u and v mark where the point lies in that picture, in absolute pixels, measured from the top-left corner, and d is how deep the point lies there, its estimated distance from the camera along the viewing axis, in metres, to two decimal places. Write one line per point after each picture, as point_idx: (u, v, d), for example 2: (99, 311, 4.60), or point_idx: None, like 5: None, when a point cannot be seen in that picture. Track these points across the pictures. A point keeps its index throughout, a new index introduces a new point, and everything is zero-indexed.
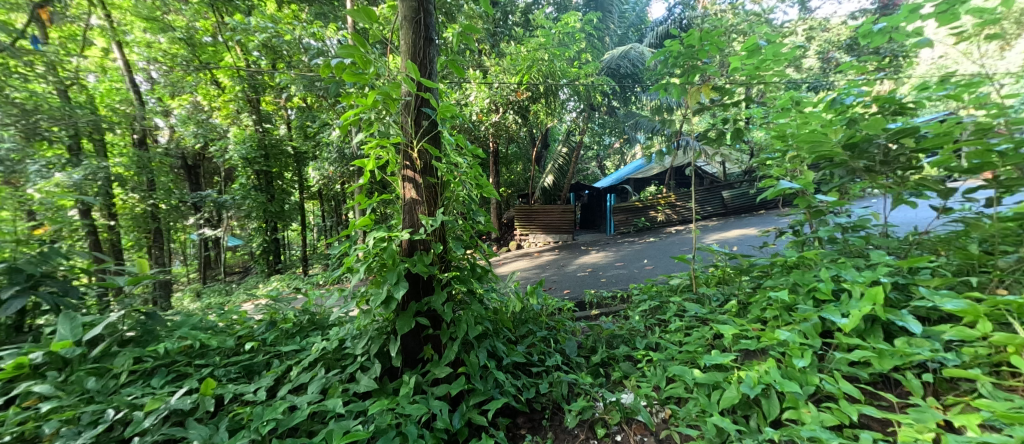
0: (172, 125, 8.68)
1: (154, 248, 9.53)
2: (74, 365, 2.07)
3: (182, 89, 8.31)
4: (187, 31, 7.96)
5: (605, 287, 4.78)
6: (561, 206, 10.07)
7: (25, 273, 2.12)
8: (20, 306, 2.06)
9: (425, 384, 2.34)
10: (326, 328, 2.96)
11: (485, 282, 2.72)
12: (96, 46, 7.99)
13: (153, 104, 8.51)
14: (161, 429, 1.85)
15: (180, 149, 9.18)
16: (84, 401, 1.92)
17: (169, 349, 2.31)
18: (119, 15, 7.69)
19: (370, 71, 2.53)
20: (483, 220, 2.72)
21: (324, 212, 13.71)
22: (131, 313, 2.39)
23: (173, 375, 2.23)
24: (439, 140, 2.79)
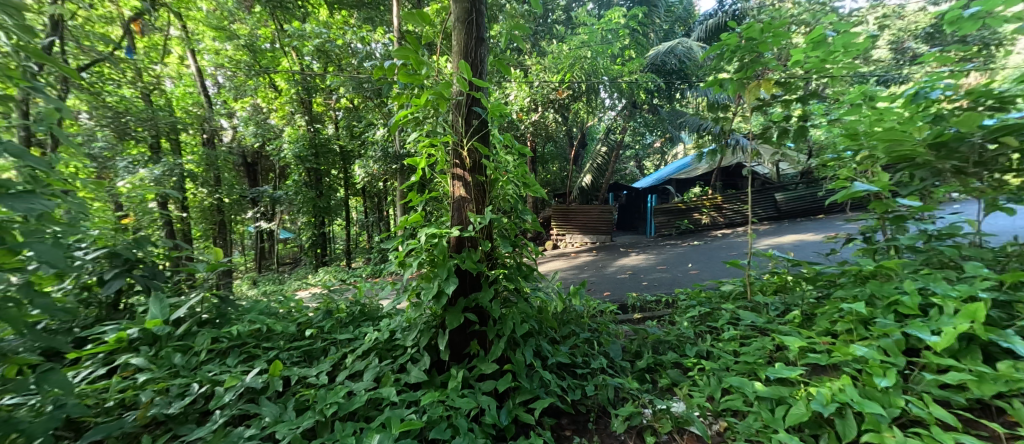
0: (235, 125, 9.39)
1: (217, 239, 10.31)
2: (163, 341, 2.31)
3: (244, 92, 9.01)
4: (251, 38, 8.58)
5: (647, 291, 4.63)
6: (600, 206, 9.89)
7: (123, 257, 2.40)
8: (118, 286, 2.33)
9: (472, 379, 2.39)
10: (376, 319, 3.10)
11: (532, 282, 2.73)
12: (173, 54, 8.82)
13: (220, 106, 9.27)
14: (238, 404, 2.02)
15: (241, 148, 9.94)
16: (172, 374, 2.13)
17: (241, 332, 2.51)
18: (193, 26, 8.45)
19: (423, 71, 2.61)
20: (530, 219, 2.72)
21: (367, 209, 14.28)
22: (208, 297, 2.63)
23: (244, 355, 2.43)
24: (487, 139, 2.83)
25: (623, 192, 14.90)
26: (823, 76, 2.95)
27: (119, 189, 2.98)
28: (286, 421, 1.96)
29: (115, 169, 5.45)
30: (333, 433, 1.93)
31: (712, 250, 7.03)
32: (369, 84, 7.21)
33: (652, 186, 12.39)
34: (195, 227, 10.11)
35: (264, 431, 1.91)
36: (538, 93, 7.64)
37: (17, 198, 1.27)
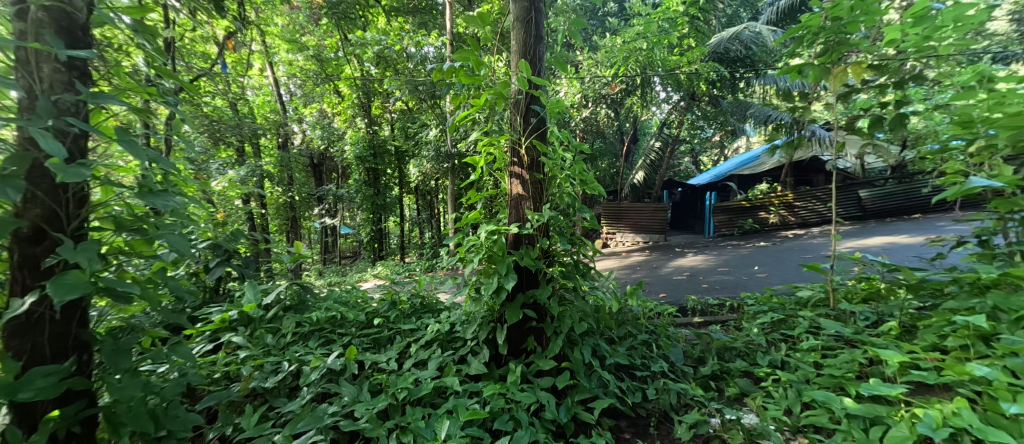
0: (305, 130, 10.18)
1: (289, 233, 11.19)
2: (257, 323, 2.61)
3: (313, 98, 9.74)
4: (318, 49, 9.21)
5: (709, 293, 4.37)
6: (653, 204, 9.53)
7: (224, 248, 2.77)
8: (220, 273, 2.72)
9: (530, 375, 2.42)
10: (436, 311, 3.22)
11: (589, 281, 2.69)
12: (254, 67, 9.73)
13: (292, 113, 10.10)
14: (321, 383, 2.24)
15: (309, 150, 10.74)
16: (265, 353, 2.41)
17: (319, 319, 2.75)
18: (270, 40, 9.27)
19: (481, 72, 2.66)
20: (587, 217, 2.69)
21: (420, 207, 14.82)
22: (292, 285, 2.94)
23: (323, 339, 2.65)
24: (546, 137, 2.85)
25: (679, 188, 14.22)
26: (924, 56, 2.60)
27: (212, 190, 3.34)
28: (363, 401, 2.13)
29: (208, 170, 6.16)
30: (405, 416, 2.07)
31: (784, 252, 6.50)
32: (424, 86, 7.49)
33: (713, 182, 11.69)
34: (271, 222, 11.06)
35: (344, 410, 2.09)
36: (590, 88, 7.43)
37: (155, 196, 1.48)
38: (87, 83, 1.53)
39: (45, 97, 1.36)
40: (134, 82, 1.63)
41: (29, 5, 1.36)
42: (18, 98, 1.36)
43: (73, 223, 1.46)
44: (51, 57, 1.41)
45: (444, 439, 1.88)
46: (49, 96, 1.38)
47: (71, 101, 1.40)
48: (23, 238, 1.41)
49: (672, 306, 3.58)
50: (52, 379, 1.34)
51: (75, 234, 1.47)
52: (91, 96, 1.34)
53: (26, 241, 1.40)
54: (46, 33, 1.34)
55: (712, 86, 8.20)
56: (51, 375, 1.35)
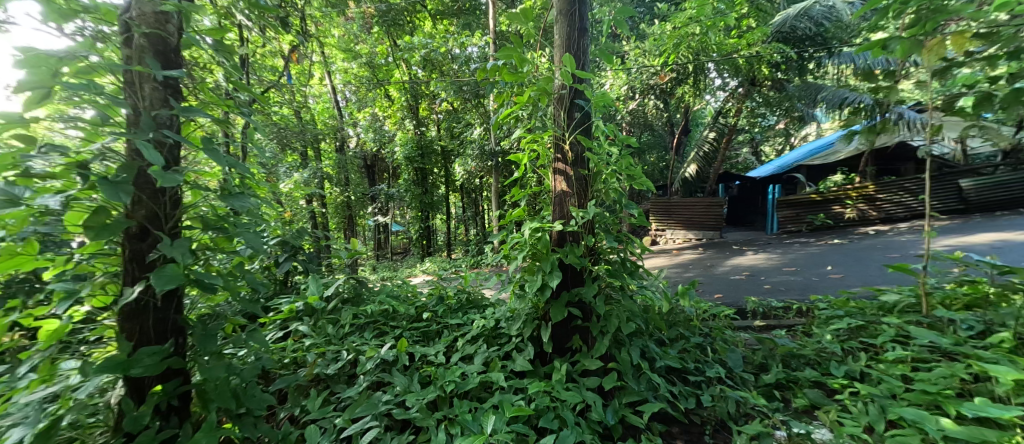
0: (359, 133, 10.67)
1: (345, 231, 11.79)
2: (319, 314, 2.83)
3: (366, 103, 10.16)
4: (370, 56, 9.55)
5: (771, 295, 4.04)
6: (706, 198, 8.99)
7: (291, 245, 2.99)
8: (288, 268, 2.94)
9: (575, 374, 2.37)
10: (481, 307, 3.23)
11: (637, 280, 2.59)
12: (313, 75, 10.33)
13: (347, 117, 10.62)
14: (376, 372, 2.38)
15: (363, 152, 11.25)
16: (326, 342, 2.60)
17: (373, 312, 2.89)
18: (327, 49, 9.79)
19: (524, 69, 2.63)
20: (635, 214, 2.59)
21: (466, 204, 15.05)
22: (349, 279, 3.12)
23: (377, 331, 2.78)
24: (591, 132, 2.78)
25: (737, 181, 13.41)
26: None
27: (280, 191, 3.58)
28: (414, 391, 2.23)
29: (275, 173, 6.63)
30: (452, 409, 2.13)
31: (861, 250, 5.92)
32: (468, 86, 7.51)
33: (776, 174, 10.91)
34: (329, 221, 11.72)
35: (396, 399, 2.20)
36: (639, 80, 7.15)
37: (234, 197, 1.61)
38: (178, 99, 1.69)
39: (147, 113, 1.52)
40: (216, 96, 1.80)
41: (133, 33, 1.54)
42: (126, 115, 1.53)
43: (170, 223, 1.62)
44: (151, 77, 1.57)
45: (489, 434, 1.89)
46: (150, 112, 1.54)
47: (166, 115, 1.55)
48: (128, 235, 1.58)
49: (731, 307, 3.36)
50: (155, 359, 1.51)
51: (170, 231, 1.62)
52: (181, 110, 1.48)
53: (132, 237, 1.57)
54: (147, 57, 1.50)
55: (774, 70, 7.62)
56: (154, 355, 1.51)
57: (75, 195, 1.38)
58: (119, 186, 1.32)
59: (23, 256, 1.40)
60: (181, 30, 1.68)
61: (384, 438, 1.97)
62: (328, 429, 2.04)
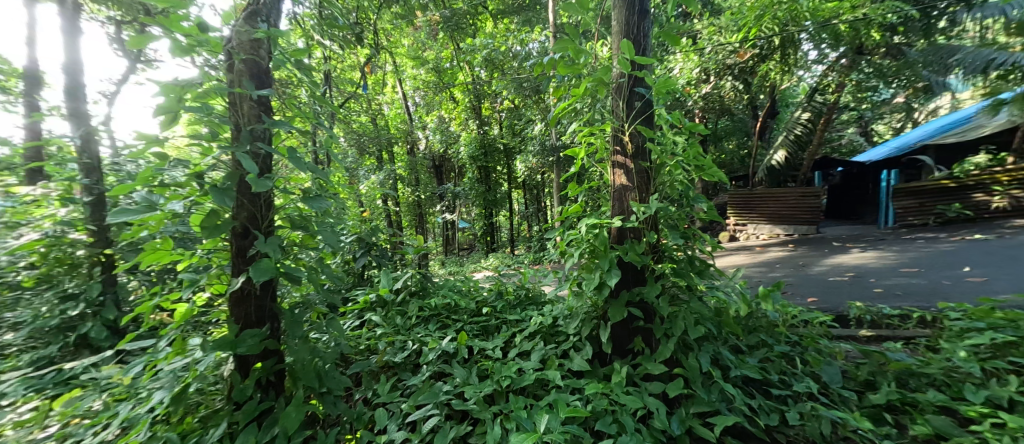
0: (426, 135, 11.11)
1: (416, 229, 12.41)
2: (389, 305, 2.98)
3: (433, 106, 10.53)
4: (436, 61, 9.85)
5: (884, 301, 3.53)
6: (799, 189, 8.11)
7: (365, 241, 3.28)
8: (364, 262, 3.24)
9: (637, 378, 2.24)
10: (540, 304, 3.14)
11: (708, 280, 2.37)
12: (387, 83, 10.98)
13: (416, 120, 11.10)
14: (438, 363, 2.42)
15: (431, 153, 11.70)
16: (395, 332, 2.71)
17: (436, 305, 2.97)
18: (398, 59, 10.33)
19: (582, 60, 2.52)
20: (704, 208, 2.39)
21: (528, 201, 15.00)
22: (415, 273, 3.24)
23: (439, 324, 2.85)
24: (653, 122, 2.59)
25: (837, 169, 11.88)
26: None
27: (360, 192, 3.78)
28: (472, 384, 2.22)
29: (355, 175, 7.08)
30: (508, 404, 2.08)
31: (999, 250, 5.01)
32: (528, 82, 7.28)
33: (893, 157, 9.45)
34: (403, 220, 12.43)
35: (455, 390, 2.20)
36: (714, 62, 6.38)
37: (314, 200, 1.83)
38: (270, 114, 1.93)
39: (245, 128, 1.77)
40: (299, 109, 1.98)
41: (234, 59, 1.80)
42: (231, 132, 1.81)
43: (265, 223, 1.87)
44: (249, 97, 1.82)
45: (542, 432, 1.81)
46: (248, 128, 1.80)
47: (261, 129, 1.79)
48: (235, 233, 1.85)
49: (829, 313, 3.00)
50: (256, 340, 1.77)
51: (265, 230, 1.87)
52: (269, 124, 1.72)
53: (237, 235, 1.83)
54: (244, 79, 1.76)
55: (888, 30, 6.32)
56: (255, 336, 1.79)
57: (196, 200, 1.70)
58: (223, 192, 1.64)
59: (161, 251, 1.73)
60: (270, 54, 1.97)
61: (444, 427, 1.97)
62: (395, 413, 2.11)
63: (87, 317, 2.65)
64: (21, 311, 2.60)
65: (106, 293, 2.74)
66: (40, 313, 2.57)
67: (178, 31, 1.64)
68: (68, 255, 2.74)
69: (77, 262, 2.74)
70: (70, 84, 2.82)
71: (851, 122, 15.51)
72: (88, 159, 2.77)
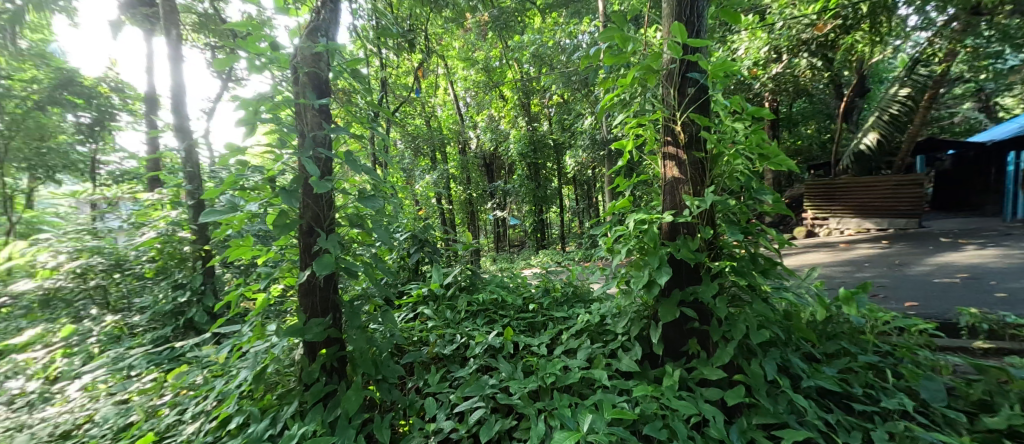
0: (478, 134, 11.21)
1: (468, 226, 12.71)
2: (440, 299, 3.00)
3: (483, 106, 10.48)
4: (485, 61, 9.77)
5: (1006, 308, 3.04)
6: (899, 177, 6.91)
7: (418, 238, 3.33)
8: (416, 257, 3.27)
9: (691, 382, 2.09)
10: (588, 302, 3.03)
11: (774, 279, 2.15)
12: (442, 86, 11.24)
13: (467, 121, 11.25)
14: (484, 357, 2.39)
15: (482, 152, 11.82)
16: (445, 325, 2.72)
17: (484, 300, 2.96)
18: (451, 62, 10.48)
19: (629, 47, 2.35)
20: (770, 201, 2.18)
21: (580, 196, 14.66)
22: (463, 269, 3.25)
23: (487, 319, 2.82)
24: (708, 108, 2.36)
25: (946, 153, 10.24)
26: None
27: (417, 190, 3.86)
28: (517, 379, 2.17)
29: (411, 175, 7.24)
30: (552, 400, 2.01)
31: None
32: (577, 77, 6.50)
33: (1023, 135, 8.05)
34: (455, 217, 12.85)
35: (501, 385, 2.16)
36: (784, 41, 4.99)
37: (367, 199, 1.93)
38: (330, 122, 2.08)
39: (308, 135, 1.92)
40: (354, 115, 2.09)
41: (297, 73, 1.95)
42: (297, 139, 1.97)
43: (326, 222, 2.00)
44: (311, 107, 1.97)
45: (586, 432, 1.72)
46: (311, 134, 1.95)
47: (321, 135, 1.94)
48: (301, 230, 1.99)
49: (931, 321, 2.64)
50: (320, 328, 1.93)
51: (327, 228, 2.00)
52: (327, 130, 1.87)
53: (303, 232, 1.97)
54: (306, 90, 1.90)
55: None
56: (320, 325, 1.94)
57: (270, 202, 1.87)
58: (291, 193, 1.78)
59: (242, 246, 1.91)
60: (328, 66, 2.06)
61: (489, 419, 1.95)
62: (444, 402, 2.12)
63: (191, 302, 3.26)
64: (145, 297, 3.36)
65: (207, 283, 3.35)
66: (160, 299, 3.27)
67: (253, 51, 1.83)
68: (177, 250, 3.42)
69: (185, 257, 3.42)
70: (175, 106, 3.60)
71: (971, 98, 13.14)
72: (190, 167, 3.51)
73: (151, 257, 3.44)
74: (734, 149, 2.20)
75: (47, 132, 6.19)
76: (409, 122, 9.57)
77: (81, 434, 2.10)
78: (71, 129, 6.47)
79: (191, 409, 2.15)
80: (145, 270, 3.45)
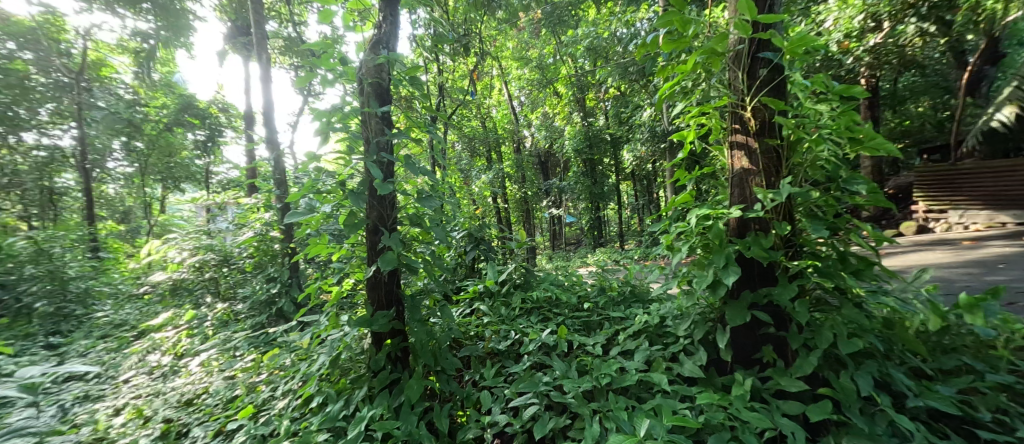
0: (533, 133, 11.22)
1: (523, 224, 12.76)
2: (496, 295, 2.98)
3: (538, 104, 10.40)
4: (539, 59, 9.74)
5: None
6: None
7: (474, 236, 3.32)
8: (472, 254, 3.29)
9: (766, 393, 1.88)
10: (647, 302, 2.85)
11: (869, 281, 1.87)
12: (497, 86, 11.42)
13: (523, 119, 11.30)
14: (538, 353, 2.33)
15: (538, 149, 11.80)
16: (500, 322, 2.68)
17: (538, 297, 2.90)
18: (505, 63, 10.57)
19: (690, 31, 2.15)
20: (865, 193, 1.89)
21: (639, 192, 14.11)
22: (518, 267, 3.20)
23: (541, 317, 2.75)
24: (784, 89, 2.08)
25: None
26: None
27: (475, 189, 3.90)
28: (570, 378, 2.07)
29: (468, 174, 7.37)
30: (607, 402, 1.90)
31: None
32: (635, 69, 6.17)
33: None
34: (511, 216, 12.99)
35: (555, 382, 2.07)
36: (884, 6, 4.25)
37: (425, 199, 1.95)
38: (392, 127, 2.10)
39: (373, 140, 1.97)
40: (414, 119, 2.11)
41: (363, 83, 1.99)
42: (363, 145, 2.02)
43: (388, 222, 2.02)
44: (374, 115, 2.00)
45: (642, 437, 1.60)
46: (376, 140, 1.99)
47: (384, 140, 1.97)
48: (368, 229, 2.03)
49: None
50: (385, 320, 1.99)
51: (391, 227, 2.03)
52: (390, 134, 1.89)
53: (370, 231, 2.01)
54: (370, 99, 1.94)
55: None
56: (385, 317, 1.98)
57: (340, 204, 1.93)
58: (359, 194, 1.81)
59: (320, 245, 1.99)
60: (390, 76, 2.09)
61: (543, 416, 1.89)
62: (498, 397, 2.08)
63: (279, 293, 3.52)
64: (245, 287, 3.74)
65: (291, 277, 3.58)
66: (256, 290, 3.61)
67: (326, 67, 1.91)
68: (270, 248, 3.75)
69: (275, 253, 3.73)
70: (268, 123, 4.07)
71: None
72: (280, 176, 3.89)
73: (249, 253, 3.76)
74: (818, 134, 1.92)
75: (176, 149, 8.89)
76: (466, 124, 9.88)
77: (200, 402, 2.39)
78: (190, 147, 9.04)
79: (281, 387, 2.30)
80: (244, 264, 3.81)
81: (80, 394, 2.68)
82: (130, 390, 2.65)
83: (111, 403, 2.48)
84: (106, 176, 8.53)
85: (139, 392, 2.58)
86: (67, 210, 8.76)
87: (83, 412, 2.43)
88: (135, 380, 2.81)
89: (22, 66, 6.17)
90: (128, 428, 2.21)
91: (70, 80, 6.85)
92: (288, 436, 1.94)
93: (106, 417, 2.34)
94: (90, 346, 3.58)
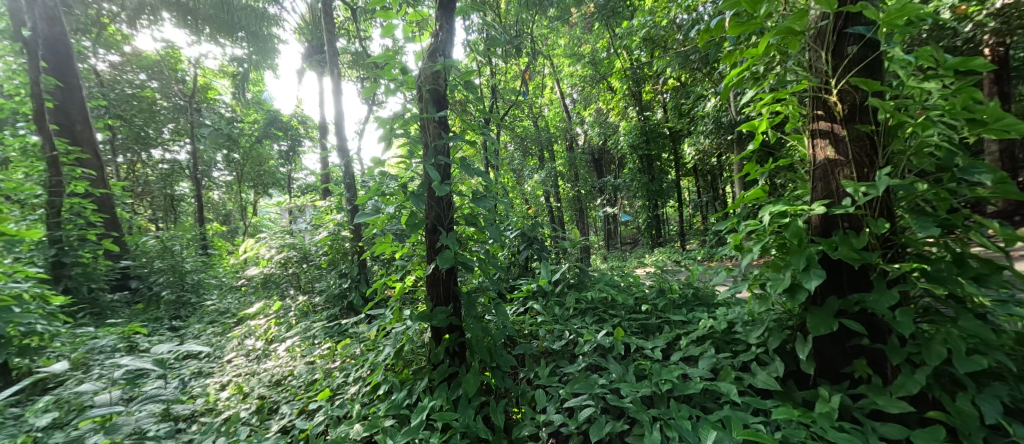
0: (586, 130, 11.01)
1: (579, 224, 12.41)
2: (550, 295, 2.92)
3: (591, 100, 10.17)
4: (592, 54, 9.46)
5: None
6: None
7: (527, 235, 3.27)
8: (525, 253, 3.24)
9: (860, 413, 1.64)
10: (712, 305, 2.63)
11: (995, 287, 1.56)
12: (550, 85, 11.33)
13: (576, 117, 11.13)
14: (593, 355, 2.23)
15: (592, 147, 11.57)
16: (554, 321, 2.61)
17: (593, 298, 2.79)
18: (557, 61, 10.45)
19: (762, 11, 1.91)
20: (987, 183, 1.59)
21: (702, 188, 13.31)
22: (572, 267, 3.11)
23: (596, 318, 2.64)
24: (880, 69, 1.79)
25: None
26: None
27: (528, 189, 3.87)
28: (628, 382, 1.95)
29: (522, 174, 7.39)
30: (669, 409, 1.76)
31: None
32: (696, 58, 5.79)
33: None
34: (564, 215, 12.77)
35: (611, 385, 1.97)
36: None
37: (480, 199, 1.94)
38: (449, 131, 2.11)
39: (431, 143, 1.98)
40: (469, 121, 2.10)
41: (422, 90, 2.02)
42: (422, 150, 2.04)
43: (444, 223, 2.03)
44: (432, 119, 2.03)
45: None
46: (434, 143, 2.01)
47: (441, 144, 1.98)
48: (427, 229, 2.05)
49: None
50: (443, 315, 2.00)
51: (448, 227, 2.03)
52: (446, 137, 1.89)
53: (428, 231, 2.03)
54: (430, 105, 1.96)
55: None
56: (443, 313, 1.99)
57: (402, 205, 1.97)
58: (418, 195, 1.83)
59: (384, 243, 2.04)
60: (447, 82, 2.09)
61: (600, 419, 1.79)
62: (553, 397, 2.01)
63: (347, 287, 3.71)
64: (319, 282, 4.00)
65: (359, 273, 3.75)
66: (329, 285, 3.84)
67: (388, 77, 1.96)
68: (341, 246, 3.98)
69: (346, 251, 3.95)
70: (339, 134, 4.31)
71: None
72: (349, 182, 4.11)
73: (324, 251, 4.03)
74: (925, 116, 1.63)
75: (263, 159, 10.01)
76: (517, 124, 9.83)
77: (288, 383, 2.55)
78: (278, 158, 10.51)
79: (353, 373, 2.40)
80: (320, 261, 4.08)
81: (195, 369, 2.91)
82: (232, 369, 2.85)
83: (218, 379, 2.69)
84: (212, 184, 9.78)
85: (239, 370, 2.78)
86: (184, 212, 10.12)
87: (197, 385, 2.64)
88: (236, 360, 3.00)
89: (150, 94, 7.05)
90: (232, 401, 2.39)
91: (185, 103, 7.74)
92: (359, 419, 2.02)
93: (215, 390, 2.55)
94: (203, 329, 3.85)
